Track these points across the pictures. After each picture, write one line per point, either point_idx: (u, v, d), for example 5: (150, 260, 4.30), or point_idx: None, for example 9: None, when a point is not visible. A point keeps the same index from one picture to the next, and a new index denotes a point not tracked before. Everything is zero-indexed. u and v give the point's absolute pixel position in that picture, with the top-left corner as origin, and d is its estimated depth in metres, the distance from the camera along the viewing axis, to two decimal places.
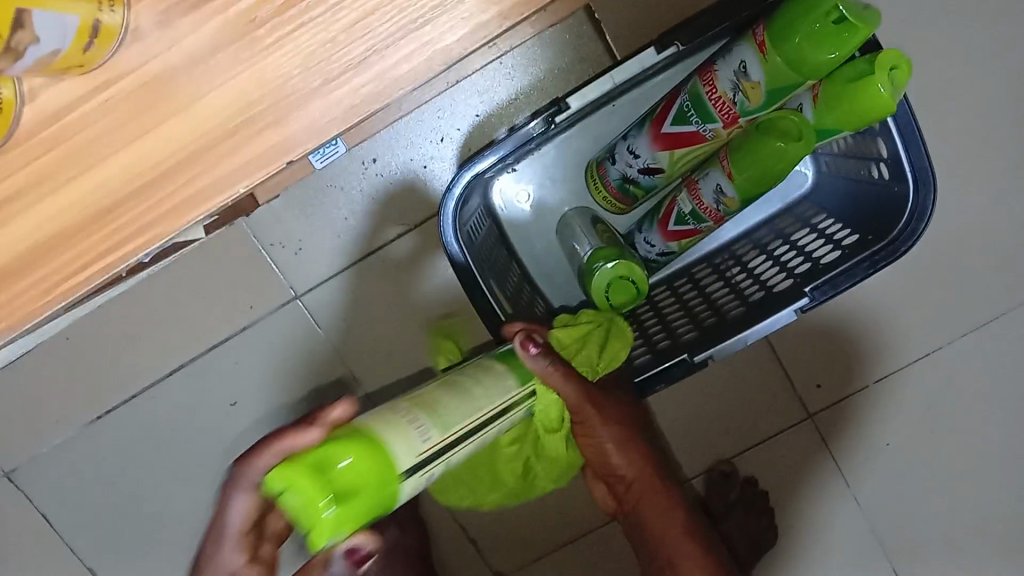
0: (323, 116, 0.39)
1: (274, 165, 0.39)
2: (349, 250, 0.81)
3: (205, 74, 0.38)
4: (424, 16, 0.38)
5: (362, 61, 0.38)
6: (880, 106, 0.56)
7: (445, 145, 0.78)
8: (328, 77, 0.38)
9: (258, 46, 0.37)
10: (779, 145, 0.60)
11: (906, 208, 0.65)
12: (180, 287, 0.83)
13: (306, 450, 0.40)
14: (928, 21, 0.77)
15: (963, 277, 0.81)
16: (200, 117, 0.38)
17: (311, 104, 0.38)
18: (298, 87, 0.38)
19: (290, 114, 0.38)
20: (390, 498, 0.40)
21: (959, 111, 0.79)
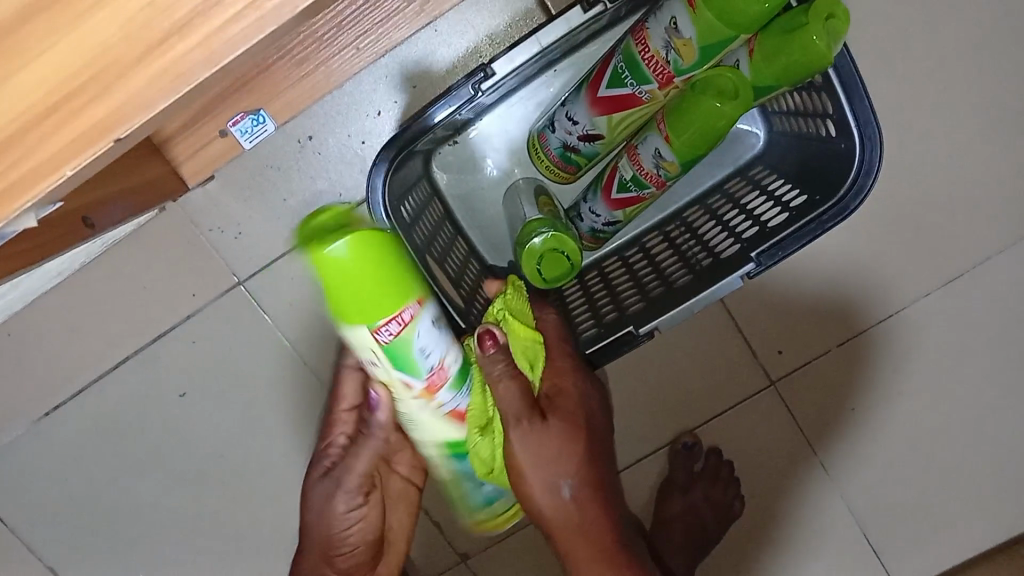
0: (148, 85, 0.33)
1: (101, 146, 0.33)
2: (290, 232, 0.78)
3: (13, 49, 0.32)
4: None
5: (188, 24, 0.32)
6: (817, 57, 0.54)
7: (383, 119, 0.75)
8: (153, 45, 0.32)
9: (72, 13, 0.31)
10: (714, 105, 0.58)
11: (853, 165, 0.63)
12: (119, 277, 0.79)
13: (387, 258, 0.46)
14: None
15: (927, 233, 0.78)
16: (7, 94, 0.32)
17: (136, 76, 0.32)
18: (121, 60, 0.32)
19: (115, 85, 0.32)
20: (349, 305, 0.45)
21: (914, 61, 0.76)
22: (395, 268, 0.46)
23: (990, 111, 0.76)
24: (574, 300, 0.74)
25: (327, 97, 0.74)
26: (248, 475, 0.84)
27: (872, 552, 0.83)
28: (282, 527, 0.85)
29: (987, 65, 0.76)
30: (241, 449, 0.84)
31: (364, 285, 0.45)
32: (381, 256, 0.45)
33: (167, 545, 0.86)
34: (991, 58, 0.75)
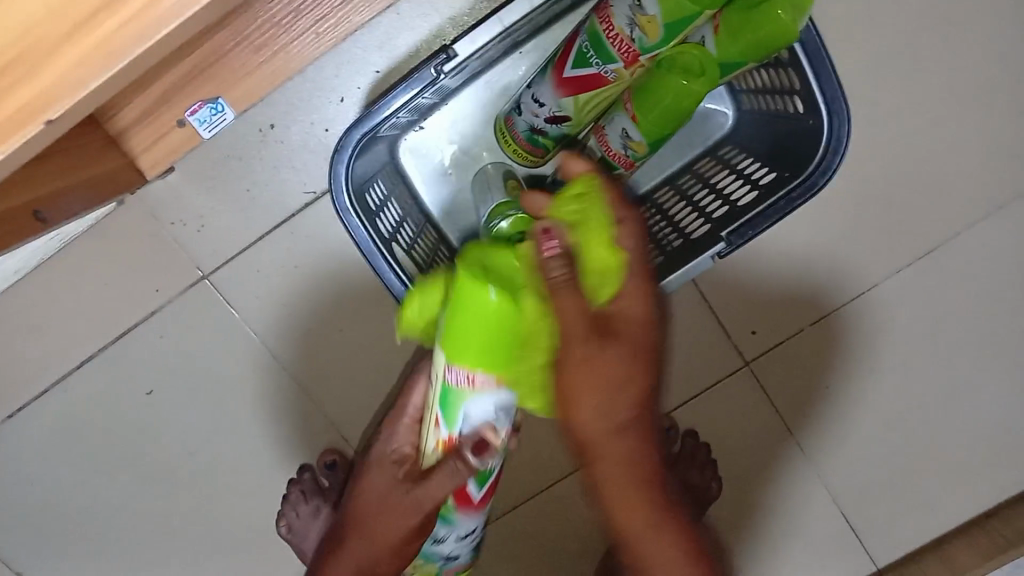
0: (76, 63, 0.30)
1: (28, 132, 0.30)
2: (255, 223, 0.76)
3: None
4: None
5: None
6: (781, 32, 0.54)
7: (346, 105, 0.73)
8: (77, 21, 0.29)
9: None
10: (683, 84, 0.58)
11: (821, 141, 0.62)
12: (79, 273, 0.77)
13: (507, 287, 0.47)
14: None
15: (896, 209, 0.78)
16: None
17: (60, 54, 0.29)
18: (40, 37, 0.29)
19: (41, 65, 0.29)
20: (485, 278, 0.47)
21: (880, 37, 0.76)
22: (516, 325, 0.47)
23: (955, 87, 0.76)
24: None
25: (288, 84, 0.73)
26: (219, 473, 0.83)
27: (851, 530, 0.83)
28: (256, 523, 0.84)
29: (951, 41, 0.76)
30: (211, 446, 0.82)
31: (498, 324, 0.47)
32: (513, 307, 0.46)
33: (138, 547, 0.84)
34: (955, 34, 0.76)
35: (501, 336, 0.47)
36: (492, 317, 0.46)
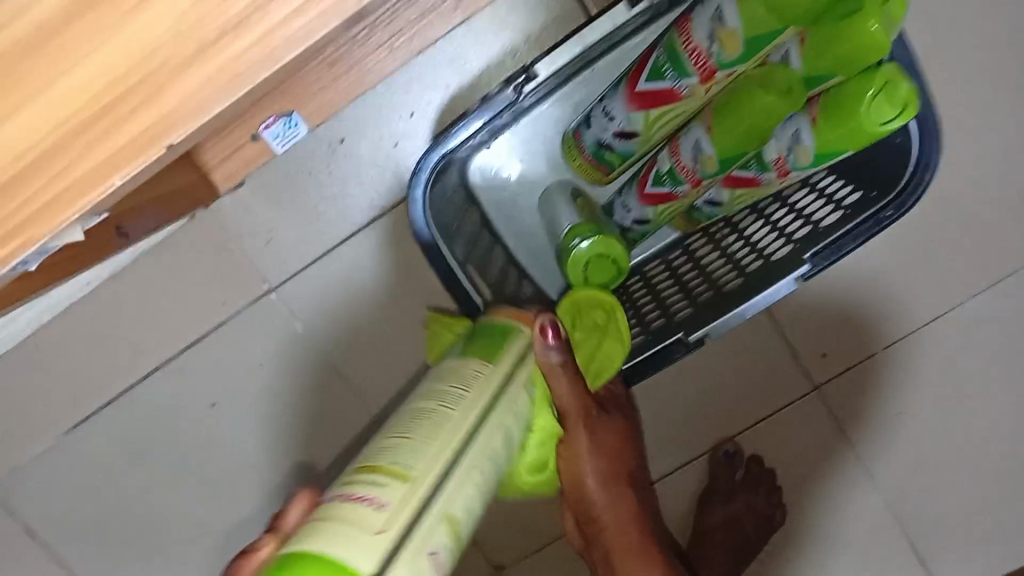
0: (200, 87, 0.31)
1: (155, 150, 0.32)
2: (321, 237, 0.76)
3: (55, 52, 0.31)
4: None
5: (245, 20, 0.31)
6: (873, 46, 0.51)
7: (416, 120, 0.72)
8: (204, 44, 0.31)
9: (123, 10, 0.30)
10: (870, 100, 0.53)
11: (910, 160, 0.61)
12: (148, 285, 0.77)
13: (857, 95, 0.54)
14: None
15: (975, 231, 0.76)
16: (72, 90, 0.31)
17: (192, 71, 0.31)
18: (169, 58, 0.31)
19: (169, 83, 0.31)
20: (853, 92, 0.54)
21: (965, 53, 0.73)
22: (851, 116, 0.54)
23: None
24: (616, 309, 0.72)
25: (358, 100, 0.72)
26: (277, 488, 0.82)
27: (917, 559, 0.81)
28: None
29: None
30: (271, 459, 0.81)
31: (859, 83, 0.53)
32: (852, 92, 0.54)
33: (196, 560, 0.84)
34: None
35: (852, 104, 0.54)
36: (854, 104, 0.54)
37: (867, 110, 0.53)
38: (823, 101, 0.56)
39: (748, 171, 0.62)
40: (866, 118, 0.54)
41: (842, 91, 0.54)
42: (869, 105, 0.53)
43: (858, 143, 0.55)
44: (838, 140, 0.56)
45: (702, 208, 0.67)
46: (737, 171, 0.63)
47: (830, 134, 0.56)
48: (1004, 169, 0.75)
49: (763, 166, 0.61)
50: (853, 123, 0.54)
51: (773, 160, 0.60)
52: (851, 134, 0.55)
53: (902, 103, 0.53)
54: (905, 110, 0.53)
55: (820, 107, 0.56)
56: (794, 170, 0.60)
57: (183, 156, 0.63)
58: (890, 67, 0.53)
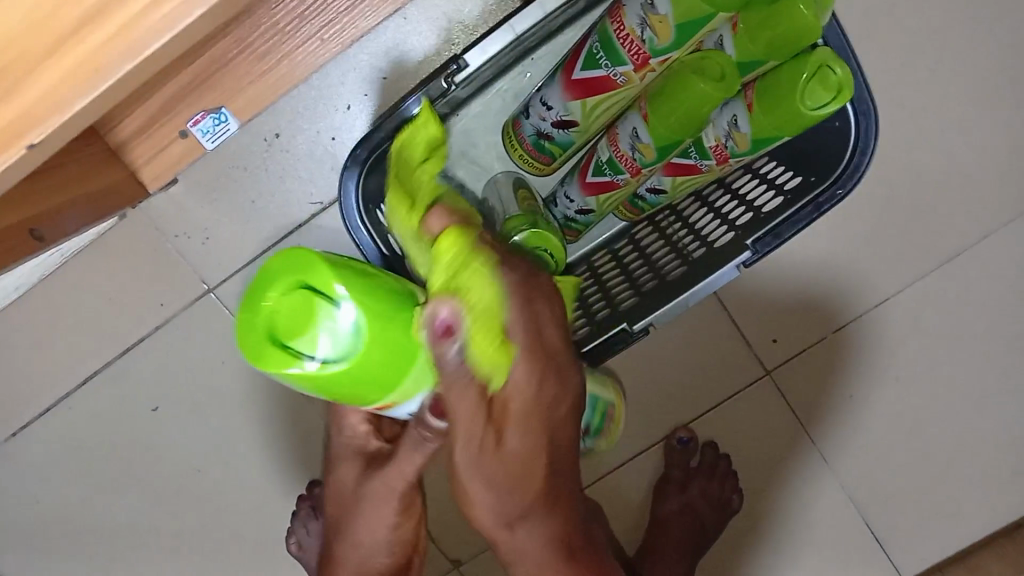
0: (60, 84, 0.29)
1: (12, 154, 0.30)
2: (258, 235, 0.73)
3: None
4: None
5: (101, 12, 0.28)
6: (804, 30, 0.51)
7: (354, 113, 0.70)
8: (59, 37, 0.28)
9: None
10: (804, 85, 0.53)
11: (848, 141, 0.59)
12: (82, 288, 0.75)
13: (792, 81, 0.53)
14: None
15: (920, 212, 0.76)
16: None
17: (49, 66, 0.28)
18: (23, 53, 0.28)
19: (26, 81, 0.28)
20: (788, 77, 0.53)
21: (901, 37, 0.73)
22: (786, 103, 0.54)
23: (984, 80, 0.74)
24: None
25: (292, 92, 0.70)
26: (225, 493, 0.80)
27: (875, 542, 0.81)
28: (265, 544, 0.81)
29: (975, 38, 0.73)
30: (218, 463, 0.80)
31: (795, 70, 0.53)
32: (787, 77, 0.53)
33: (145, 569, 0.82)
34: (980, 31, 0.73)
35: (787, 90, 0.53)
36: (790, 90, 0.53)
37: (801, 97, 0.53)
38: (758, 88, 0.55)
39: (687, 159, 0.62)
40: (801, 103, 0.53)
41: (777, 77, 0.54)
42: (804, 92, 0.53)
43: (794, 128, 0.55)
44: (775, 126, 0.55)
45: (645, 196, 0.66)
46: (677, 159, 0.62)
47: (765, 120, 0.55)
48: (946, 150, 0.75)
49: (703, 153, 0.61)
50: (790, 109, 0.54)
51: (711, 146, 0.60)
52: (787, 120, 0.54)
53: (837, 87, 0.52)
54: (839, 94, 0.53)
55: (757, 93, 0.55)
56: (733, 157, 0.60)
57: (90, 135, 0.61)
58: (824, 52, 0.52)
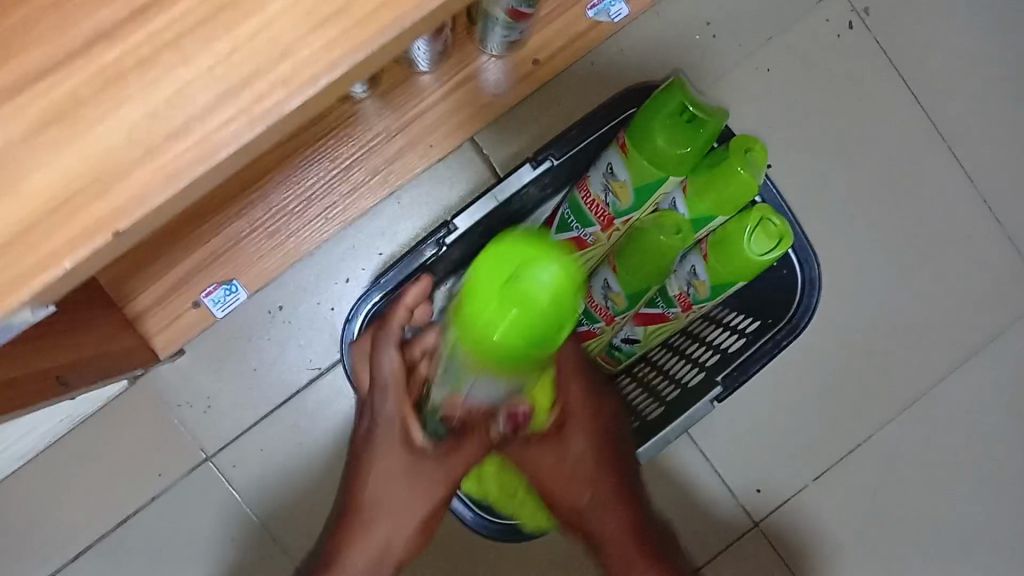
0: (147, 187, 0.30)
1: (101, 239, 0.30)
2: (261, 401, 0.78)
3: (0, 171, 0.30)
4: (243, 80, 0.30)
5: (188, 127, 0.31)
6: (744, 185, 0.59)
7: (352, 284, 0.77)
8: (154, 146, 0.30)
9: (84, 123, 0.30)
10: (749, 235, 0.60)
11: (798, 284, 0.66)
12: (82, 459, 0.76)
13: (739, 230, 0.61)
14: (796, 105, 0.81)
15: (882, 361, 0.82)
16: (28, 196, 0.30)
17: (142, 168, 0.30)
18: (124, 159, 0.30)
19: (120, 183, 0.30)
20: (735, 226, 0.61)
21: (842, 202, 0.82)
22: (735, 250, 0.61)
23: (917, 240, 0.83)
24: None
25: (295, 268, 0.76)
26: None
27: None
28: None
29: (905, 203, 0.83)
30: None
31: (740, 223, 0.61)
32: (734, 228, 0.61)
33: None
34: (907, 197, 0.83)
35: (736, 239, 0.61)
36: (737, 238, 0.61)
37: (747, 243, 0.61)
38: (710, 241, 0.63)
39: (655, 308, 0.69)
40: (746, 251, 0.61)
41: (727, 227, 0.62)
42: (749, 240, 0.61)
43: (745, 273, 0.62)
44: (729, 270, 0.62)
45: (622, 347, 0.73)
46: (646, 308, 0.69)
47: (719, 269, 0.63)
48: (895, 303, 0.82)
49: (669, 301, 0.68)
50: (741, 255, 0.61)
51: (677, 295, 0.67)
52: (738, 267, 0.62)
53: (778, 234, 0.60)
54: (781, 241, 0.60)
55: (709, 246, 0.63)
56: (696, 304, 0.67)
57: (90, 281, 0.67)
58: (763, 206, 0.61)
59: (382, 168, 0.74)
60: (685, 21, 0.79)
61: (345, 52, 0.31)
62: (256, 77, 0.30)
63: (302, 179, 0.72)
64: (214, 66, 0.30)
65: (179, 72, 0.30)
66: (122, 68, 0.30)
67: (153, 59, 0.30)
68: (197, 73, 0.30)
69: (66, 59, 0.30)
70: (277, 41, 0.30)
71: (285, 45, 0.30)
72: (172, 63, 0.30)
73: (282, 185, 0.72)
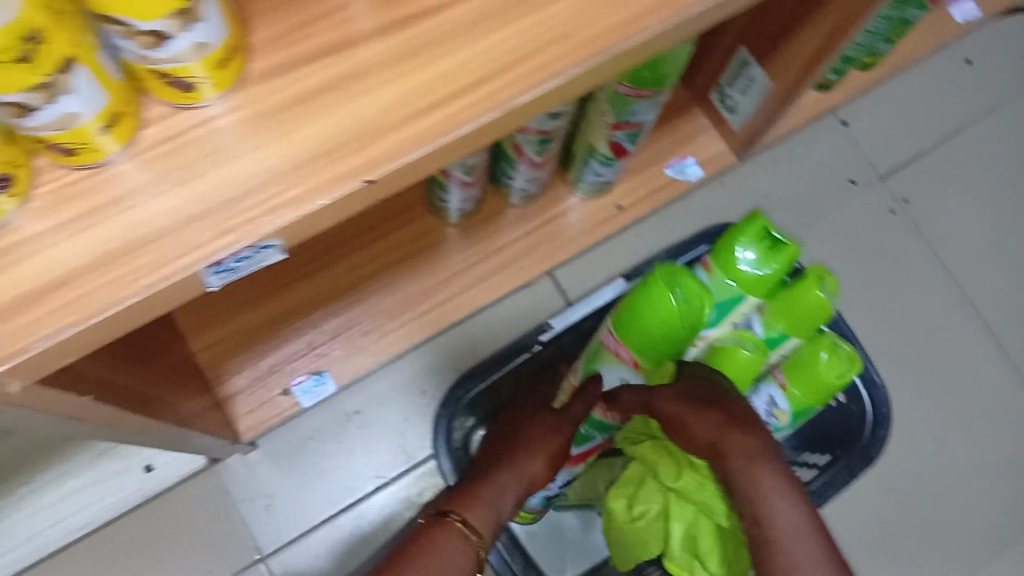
0: (398, 147, 0.35)
1: (352, 184, 0.35)
2: (321, 506, 0.78)
3: (286, 117, 0.35)
4: (485, 75, 0.36)
5: (439, 103, 0.36)
6: (819, 310, 0.65)
7: (427, 397, 0.80)
8: (410, 114, 0.36)
9: (358, 89, 0.35)
10: (826, 359, 0.65)
11: (869, 418, 0.72)
12: (135, 549, 0.74)
13: (814, 355, 0.65)
14: (848, 280, 0.90)
15: (938, 528, 0.84)
16: (305, 139, 0.35)
17: (396, 131, 0.35)
18: (386, 120, 0.35)
19: (376, 140, 0.35)
20: (809, 351, 0.66)
21: (893, 371, 0.88)
22: (812, 374, 0.65)
23: (966, 414, 0.88)
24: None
25: (378, 374, 0.80)
26: None
27: None
28: None
29: (954, 379, 0.89)
30: None
31: (814, 348, 0.65)
32: (808, 353, 0.66)
33: None
34: (955, 373, 0.89)
35: (812, 363, 0.65)
36: (813, 362, 0.65)
37: (824, 366, 0.65)
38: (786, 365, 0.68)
39: None
40: (823, 375, 0.65)
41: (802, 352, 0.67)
42: (825, 365, 0.65)
43: (820, 396, 0.66)
44: (806, 394, 0.66)
45: None
46: None
47: (799, 393, 0.66)
48: (948, 472, 0.86)
49: None
50: (818, 378, 0.65)
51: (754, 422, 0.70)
52: (818, 387, 0.65)
53: (848, 359, 0.65)
54: (853, 364, 0.65)
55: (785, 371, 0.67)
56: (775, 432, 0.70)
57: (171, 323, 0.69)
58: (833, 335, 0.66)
59: (475, 287, 0.80)
60: (749, 195, 0.90)
61: (573, 63, 0.37)
62: (497, 74, 0.37)
63: (403, 286, 0.78)
64: (466, 62, 0.36)
65: (437, 64, 0.36)
66: (391, 55, 0.36)
67: (419, 51, 0.36)
68: (452, 65, 0.36)
69: (349, 42, 0.36)
70: (518, 50, 0.37)
71: (525, 53, 0.37)
72: (434, 56, 0.36)
73: (385, 290, 0.78)
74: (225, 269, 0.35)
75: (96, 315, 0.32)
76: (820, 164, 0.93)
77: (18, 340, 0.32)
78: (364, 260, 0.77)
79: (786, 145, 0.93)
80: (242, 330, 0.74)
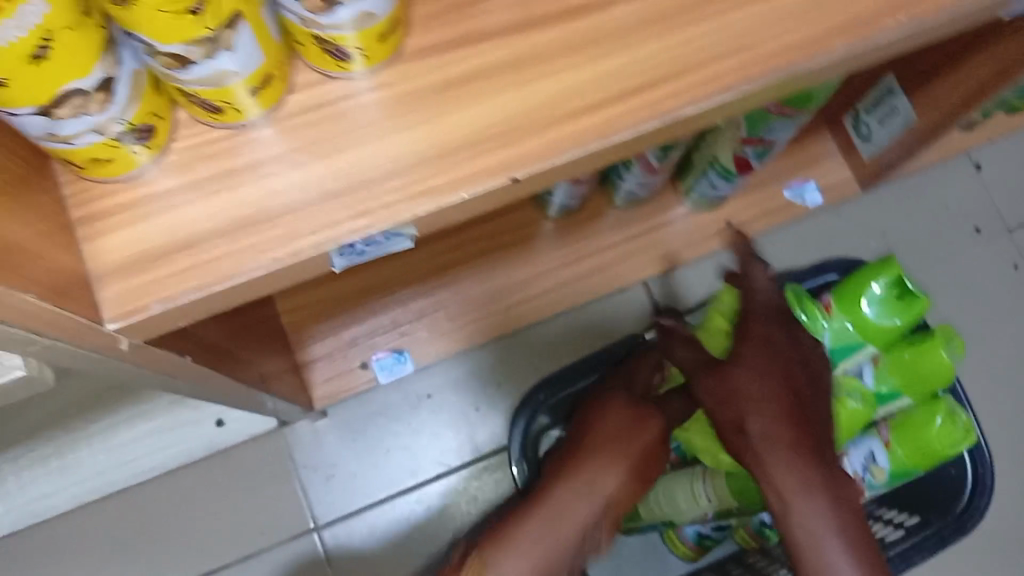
0: (551, 146, 0.33)
1: (497, 180, 0.32)
2: (382, 483, 0.76)
3: (438, 99, 0.32)
4: (654, 80, 0.33)
5: (603, 104, 0.33)
6: (941, 371, 0.62)
7: (502, 391, 0.78)
8: (569, 113, 0.33)
9: (518, 78, 0.33)
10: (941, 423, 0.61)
11: (968, 484, 0.67)
12: (197, 496, 0.75)
13: (929, 418, 0.62)
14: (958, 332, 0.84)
15: None
16: (455, 125, 0.32)
17: (552, 129, 0.33)
18: (542, 116, 0.33)
19: (529, 135, 0.33)
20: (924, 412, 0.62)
21: (993, 436, 0.82)
22: (924, 436, 0.61)
23: None
24: None
25: (459, 358, 0.78)
26: None
27: None
28: None
29: None
30: None
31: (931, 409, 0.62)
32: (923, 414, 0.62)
33: None
34: None
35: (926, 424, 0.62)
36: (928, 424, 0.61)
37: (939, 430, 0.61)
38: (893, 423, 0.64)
39: None
40: (935, 439, 0.61)
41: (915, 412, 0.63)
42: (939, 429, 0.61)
43: (926, 461, 0.62)
44: (913, 457, 0.62)
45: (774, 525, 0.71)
46: None
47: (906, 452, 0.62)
48: None
49: None
50: (929, 441, 0.61)
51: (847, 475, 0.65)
52: (926, 451, 0.62)
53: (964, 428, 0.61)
54: (968, 435, 0.62)
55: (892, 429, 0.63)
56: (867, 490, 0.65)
57: None
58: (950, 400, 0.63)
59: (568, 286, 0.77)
60: (865, 229, 0.85)
61: (751, 78, 0.34)
62: (667, 80, 0.33)
63: (495, 275, 0.76)
64: (637, 62, 0.33)
65: (607, 59, 0.33)
66: (558, 44, 0.33)
67: (588, 44, 0.33)
68: (623, 63, 0.33)
69: (519, 26, 0.33)
70: (695, 55, 0.34)
71: (701, 59, 0.34)
72: (604, 51, 0.33)
73: (475, 277, 0.76)
74: (356, 247, 0.33)
75: (221, 283, 0.31)
76: (945, 206, 0.87)
77: (138, 300, 0.30)
78: (460, 243, 0.75)
79: (910, 182, 0.87)
80: (330, 298, 0.73)
